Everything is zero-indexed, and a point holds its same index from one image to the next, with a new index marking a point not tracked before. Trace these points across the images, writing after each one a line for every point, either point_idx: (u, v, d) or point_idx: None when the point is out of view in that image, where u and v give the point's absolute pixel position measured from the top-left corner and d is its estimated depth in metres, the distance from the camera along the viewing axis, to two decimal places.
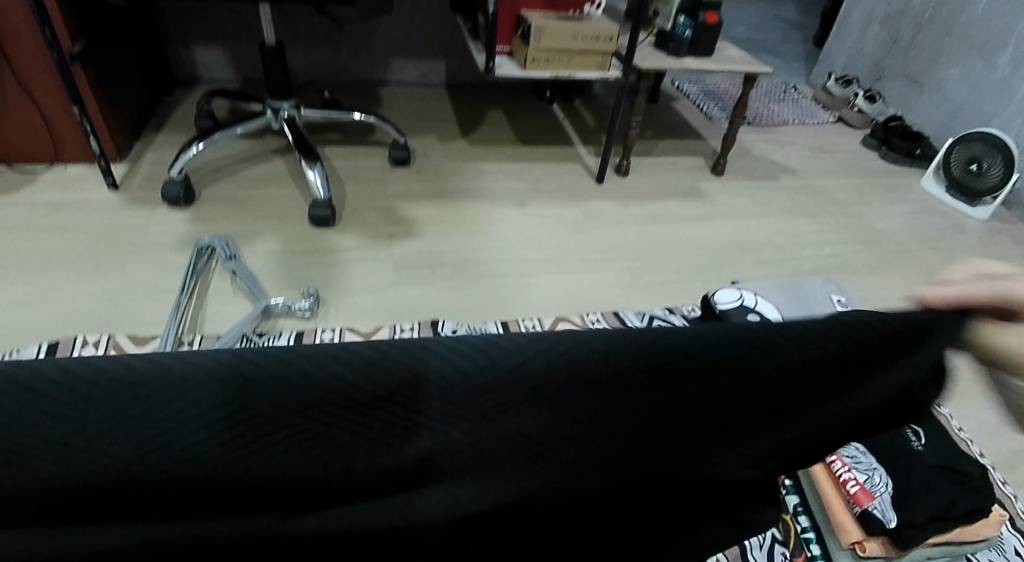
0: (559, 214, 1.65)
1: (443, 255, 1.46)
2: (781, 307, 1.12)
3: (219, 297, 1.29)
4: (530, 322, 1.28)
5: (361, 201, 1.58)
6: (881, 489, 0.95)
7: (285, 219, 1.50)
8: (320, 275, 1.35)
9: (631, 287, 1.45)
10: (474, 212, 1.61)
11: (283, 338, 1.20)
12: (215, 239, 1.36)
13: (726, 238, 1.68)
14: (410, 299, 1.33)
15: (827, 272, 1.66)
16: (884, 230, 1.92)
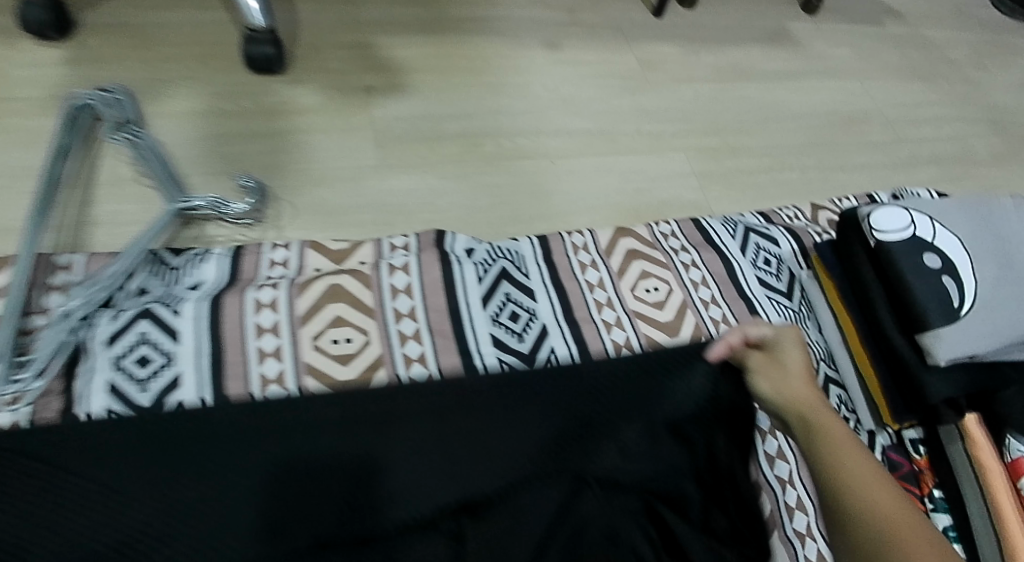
0: (607, 64, 1.17)
1: (445, 124, 1.01)
2: (969, 243, 0.76)
3: (114, 187, 0.85)
4: (579, 235, 0.88)
5: (322, 30, 1.07)
6: None
7: (209, 58, 1.00)
8: (266, 153, 0.91)
9: (708, 179, 1.05)
10: (489, 56, 1.12)
11: (212, 257, 0.78)
12: (91, 94, 0.86)
13: (824, 110, 1.25)
14: (403, 195, 0.91)
15: (947, 162, 1.26)
16: (1007, 102, 1.49)
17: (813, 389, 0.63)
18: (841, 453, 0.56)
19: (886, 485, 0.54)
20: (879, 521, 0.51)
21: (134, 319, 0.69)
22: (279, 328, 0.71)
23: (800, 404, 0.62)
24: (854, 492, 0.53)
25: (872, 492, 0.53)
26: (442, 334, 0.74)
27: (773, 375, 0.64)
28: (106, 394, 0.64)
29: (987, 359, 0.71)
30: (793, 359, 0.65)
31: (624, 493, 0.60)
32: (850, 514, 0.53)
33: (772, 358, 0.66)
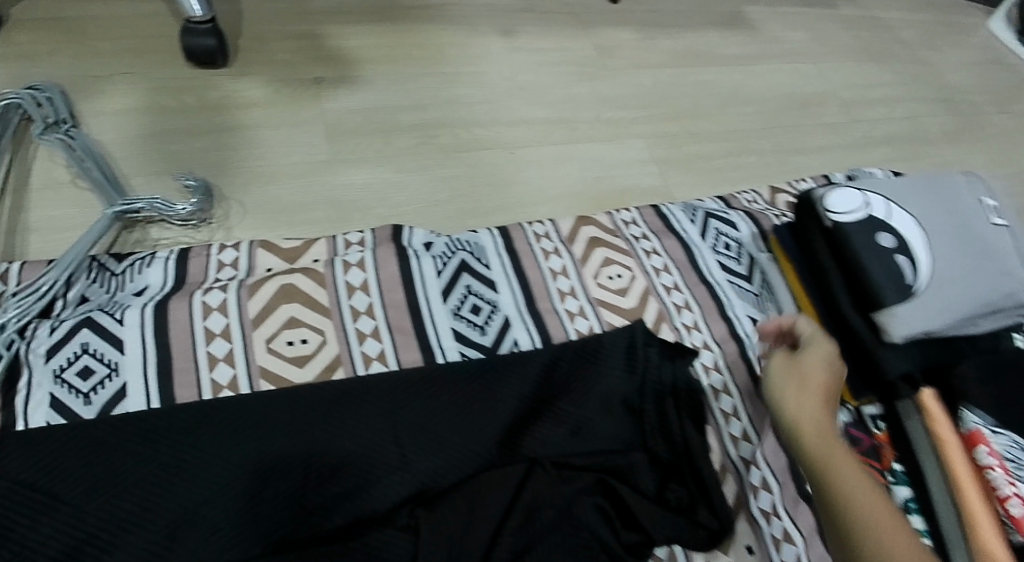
0: (564, 51, 1.16)
1: (400, 115, 0.98)
2: (923, 218, 0.76)
3: (49, 191, 0.81)
4: (539, 226, 0.87)
5: (267, 21, 1.03)
6: None
7: (149, 52, 0.96)
8: (212, 150, 0.87)
9: (669, 165, 1.05)
10: (444, 45, 1.10)
11: (157, 260, 0.75)
12: (19, 93, 0.82)
13: (780, 93, 1.26)
14: (357, 190, 0.89)
15: (901, 143, 1.28)
16: (957, 83, 1.52)
17: (826, 408, 0.60)
18: (849, 473, 0.54)
19: (878, 496, 0.52)
20: (880, 536, 0.49)
21: (75, 329, 0.66)
22: (230, 332, 0.69)
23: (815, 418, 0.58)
24: (850, 514, 0.51)
25: (865, 506, 0.51)
26: (402, 330, 0.73)
27: (781, 391, 0.62)
28: (48, 408, 0.61)
29: (943, 334, 0.72)
30: (816, 370, 0.62)
31: (584, 462, 0.68)
32: (848, 537, 0.51)
33: (793, 360, 0.64)
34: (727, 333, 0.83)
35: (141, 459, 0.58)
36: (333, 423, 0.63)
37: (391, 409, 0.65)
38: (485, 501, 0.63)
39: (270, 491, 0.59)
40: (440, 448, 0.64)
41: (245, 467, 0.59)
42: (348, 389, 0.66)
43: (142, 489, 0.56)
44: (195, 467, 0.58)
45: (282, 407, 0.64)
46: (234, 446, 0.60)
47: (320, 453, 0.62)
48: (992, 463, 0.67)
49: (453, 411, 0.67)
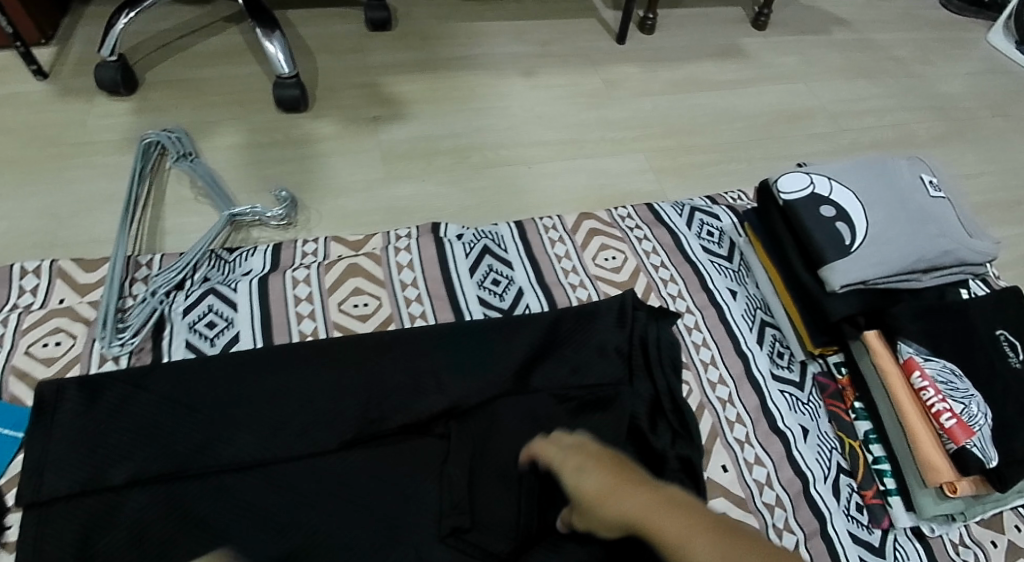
0: (575, 84, 1.38)
1: (438, 141, 1.22)
2: (864, 194, 0.92)
3: (178, 205, 1.08)
4: (549, 220, 1.07)
5: (336, 75, 1.31)
6: (980, 420, 0.78)
7: (246, 104, 1.24)
8: (295, 172, 1.13)
9: (665, 173, 1.25)
10: (476, 85, 1.34)
11: (259, 251, 0.99)
12: (159, 135, 1.11)
13: (769, 109, 1.44)
14: (404, 198, 1.12)
15: (886, 147, 1.43)
16: (950, 91, 1.65)
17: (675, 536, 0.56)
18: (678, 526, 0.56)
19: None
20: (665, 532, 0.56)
21: (203, 295, 0.91)
22: (313, 297, 0.91)
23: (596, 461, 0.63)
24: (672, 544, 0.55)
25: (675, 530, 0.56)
26: (439, 296, 0.94)
27: (595, 506, 0.60)
28: (185, 348, 0.86)
29: (882, 285, 0.86)
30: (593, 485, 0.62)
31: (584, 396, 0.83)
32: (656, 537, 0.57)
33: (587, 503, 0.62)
34: (708, 301, 1.00)
35: (248, 383, 0.80)
36: (388, 360, 0.83)
37: (430, 350, 0.85)
38: (505, 426, 0.80)
39: (339, 407, 0.79)
40: (467, 379, 0.82)
41: (324, 393, 0.80)
42: (398, 336, 0.86)
43: (249, 402, 0.78)
44: (288, 391, 0.80)
45: (349, 349, 0.84)
46: (315, 375, 0.81)
47: (379, 382, 0.81)
48: (925, 385, 0.80)
49: (478, 353, 0.85)
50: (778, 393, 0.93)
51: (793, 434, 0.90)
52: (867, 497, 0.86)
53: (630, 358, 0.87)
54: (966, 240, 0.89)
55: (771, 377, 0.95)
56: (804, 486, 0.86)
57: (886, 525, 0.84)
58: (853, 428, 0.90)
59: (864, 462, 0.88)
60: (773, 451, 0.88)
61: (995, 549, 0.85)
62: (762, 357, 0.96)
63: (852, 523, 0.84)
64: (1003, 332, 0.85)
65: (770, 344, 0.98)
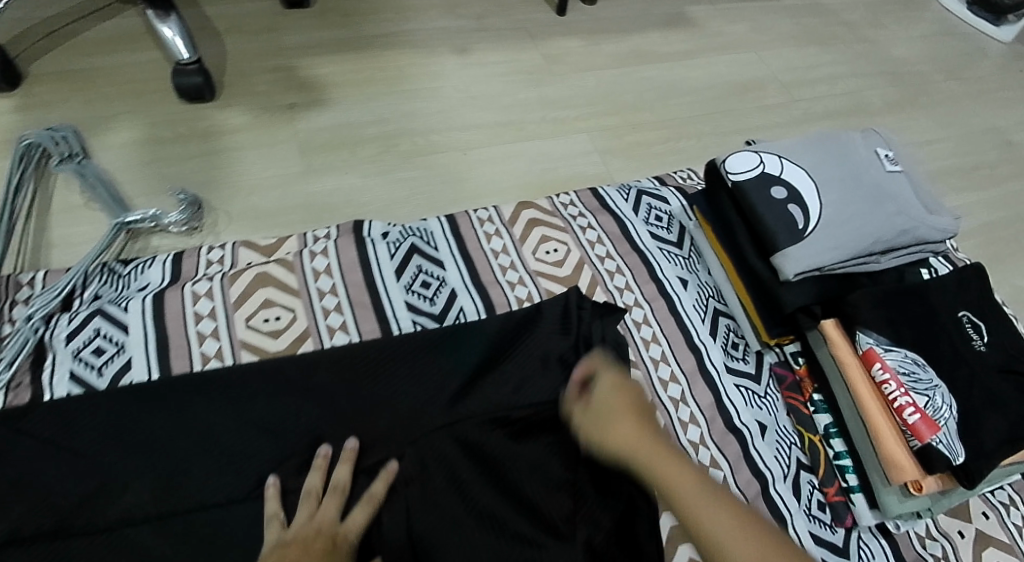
0: (513, 61, 1.29)
1: (364, 128, 1.12)
2: (817, 171, 0.85)
3: (67, 213, 0.96)
4: (485, 212, 0.98)
5: (248, 59, 1.18)
6: (946, 414, 0.72)
7: (147, 96, 1.11)
8: (202, 170, 1.02)
9: (611, 154, 1.17)
10: (405, 65, 1.23)
11: (157, 262, 0.89)
12: (40, 134, 0.98)
13: (719, 81, 1.36)
14: (326, 193, 1.02)
15: (840, 116, 1.38)
16: (902, 56, 1.60)
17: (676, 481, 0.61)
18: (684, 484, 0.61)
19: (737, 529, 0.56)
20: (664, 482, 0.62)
21: (89, 318, 0.79)
22: (216, 313, 0.81)
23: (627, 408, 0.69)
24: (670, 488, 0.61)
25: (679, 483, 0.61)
26: (361, 304, 0.84)
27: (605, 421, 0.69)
28: (69, 380, 0.75)
29: (840, 270, 0.80)
30: (612, 402, 0.70)
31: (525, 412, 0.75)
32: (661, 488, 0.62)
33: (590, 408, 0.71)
34: (657, 292, 0.93)
35: (141, 418, 0.71)
36: (300, 383, 0.75)
37: (350, 368, 0.76)
38: (439, 450, 0.70)
39: (247, 444, 0.70)
40: (390, 402, 0.74)
41: (230, 425, 0.71)
42: (314, 354, 0.77)
43: (144, 440, 0.69)
44: (187, 426, 0.71)
45: (255, 374, 0.75)
46: (219, 406, 0.72)
47: (294, 408, 0.73)
48: (886, 377, 0.74)
49: (405, 368, 0.77)
50: (733, 387, 0.87)
51: (750, 432, 0.83)
52: (829, 494, 0.81)
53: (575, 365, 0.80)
54: (924, 215, 0.83)
55: (726, 370, 0.88)
56: (763, 487, 0.79)
57: (849, 523, 0.79)
58: (812, 422, 0.85)
59: (825, 457, 0.82)
60: (729, 453, 0.81)
61: (963, 539, 0.80)
62: (716, 349, 0.89)
63: (813, 523, 0.78)
64: (964, 313, 0.80)
65: (724, 335, 0.91)
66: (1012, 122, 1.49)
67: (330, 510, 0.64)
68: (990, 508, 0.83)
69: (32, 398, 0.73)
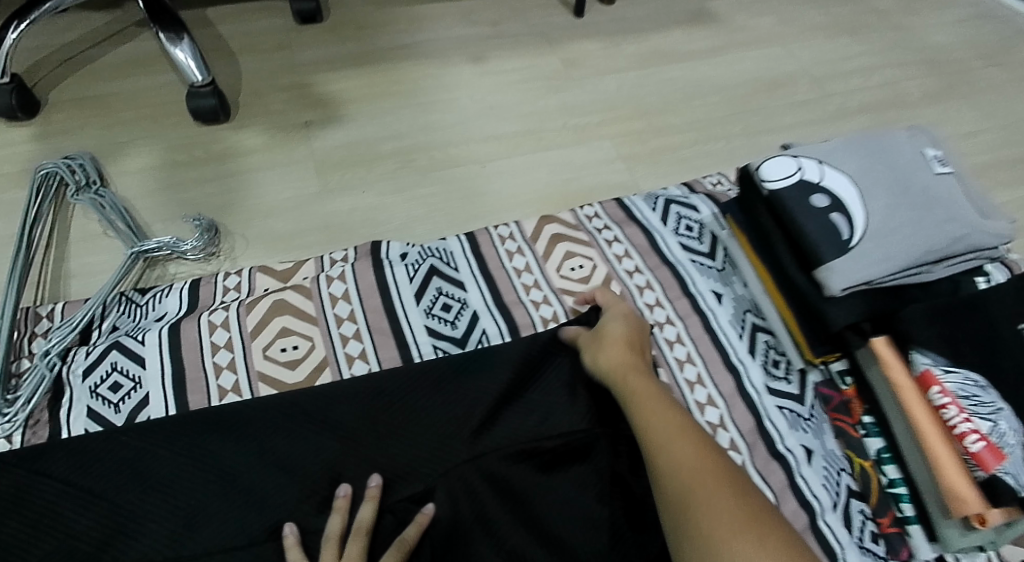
0: (530, 67, 1.25)
1: (380, 144, 1.09)
2: (859, 177, 0.79)
3: (85, 242, 0.95)
4: (506, 228, 0.95)
5: (262, 78, 1.17)
6: (1013, 440, 0.66)
7: (161, 119, 1.10)
8: (218, 194, 1.01)
9: (635, 161, 1.12)
10: (420, 76, 1.20)
11: (174, 291, 0.87)
12: (56, 163, 0.97)
13: (746, 78, 1.30)
14: (342, 213, 0.99)
15: (876, 110, 1.31)
16: (940, 43, 1.51)
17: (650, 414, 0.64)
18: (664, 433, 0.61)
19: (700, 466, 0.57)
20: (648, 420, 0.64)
21: (106, 351, 0.78)
22: (233, 343, 0.79)
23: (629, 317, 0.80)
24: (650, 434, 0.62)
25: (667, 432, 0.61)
26: (380, 330, 0.81)
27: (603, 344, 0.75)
28: (86, 417, 0.73)
29: (890, 283, 0.74)
30: (615, 329, 0.77)
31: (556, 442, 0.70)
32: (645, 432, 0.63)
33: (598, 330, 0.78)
34: (690, 308, 0.88)
35: (157, 456, 0.68)
36: (318, 418, 0.72)
37: (369, 401, 0.73)
38: (471, 487, 0.67)
39: (266, 483, 0.67)
40: (411, 439, 0.71)
41: (248, 461, 0.68)
42: (333, 388, 0.75)
43: (161, 479, 0.67)
44: (203, 464, 0.68)
45: (273, 409, 0.72)
46: (236, 442, 0.70)
47: (312, 445, 0.70)
48: (946, 402, 0.69)
49: (425, 399, 0.73)
50: (776, 409, 0.81)
51: (795, 458, 0.78)
52: (884, 525, 0.74)
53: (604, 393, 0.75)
54: (979, 220, 0.77)
55: (767, 391, 0.83)
56: (811, 518, 0.75)
57: (905, 557, 0.72)
58: (863, 447, 0.78)
59: (878, 484, 0.76)
60: (774, 481, 0.77)
61: None
62: (755, 369, 0.84)
63: (867, 558, 0.72)
64: None
65: (763, 352, 0.86)
66: None
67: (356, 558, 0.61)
68: None
69: (50, 436, 0.72)
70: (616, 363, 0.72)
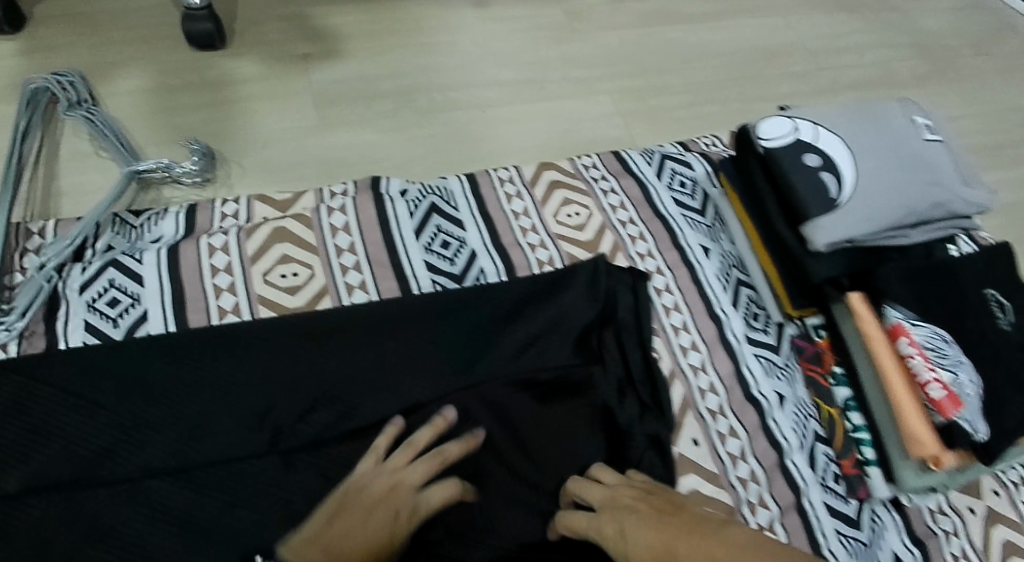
0: (533, 17, 1.24)
1: (380, 83, 1.08)
2: (852, 140, 0.83)
3: (76, 161, 0.93)
4: (505, 173, 0.96)
5: (259, 6, 1.14)
6: (970, 391, 0.72)
7: (155, 42, 1.07)
8: (214, 122, 0.99)
9: (633, 118, 1.14)
10: (422, 17, 1.19)
11: (170, 214, 0.86)
12: (46, 79, 0.94)
13: (745, 46, 1.32)
14: (342, 149, 0.99)
15: (866, 87, 1.34)
16: (931, 27, 1.55)
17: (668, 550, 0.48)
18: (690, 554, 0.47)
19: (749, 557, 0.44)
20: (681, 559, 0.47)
21: (102, 269, 0.78)
22: (232, 268, 0.80)
23: (635, 506, 0.58)
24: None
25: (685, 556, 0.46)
26: (380, 263, 0.83)
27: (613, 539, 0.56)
28: (84, 331, 0.73)
29: (870, 243, 0.78)
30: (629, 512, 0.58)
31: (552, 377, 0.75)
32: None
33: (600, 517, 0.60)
34: (679, 260, 0.92)
35: (159, 371, 0.69)
36: (319, 341, 0.73)
37: (370, 327, 0.75)
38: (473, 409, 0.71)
39: (268, 400, 0.69)
40: (410, 365, 0.73)
41: (251, 379, 0.70)
42: (333, 313, 0.76)
43: (164, 393, 0.68)
44: (205, 380, 0.69)
45: (274, 331, 0.74)
46: (237, 360, 0.71)
47: (313, 368, 0.72)
48: (913, 352, 0.74)
49: (425, 329, 0.76)
50: (753, 357, 0.86)
51: (768, 403, 0.83)
52: (845, 466, 0.80)
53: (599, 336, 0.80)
54: (960, 188, 0.81)
55: (746, 340, 0.87)
56: (779, 457, 0.80)
57: (863, 496, 0.79)
58: (831, 395, 0.84)
59: (842, 430, 0.82)
60: (747, 421, 0.82)
61: (974, 516, 0.81)
62: (736, 319, 0.88)
63: (828, 494, 0.79)
64: (992, 291, 0.79)
65: (745, 305, 0.90)
66: None
67: (412, 479, 0.61)
68: (1000, 486, 0.84)
69: (46, 348, 0.72)
70: (639, 545, 0.53)
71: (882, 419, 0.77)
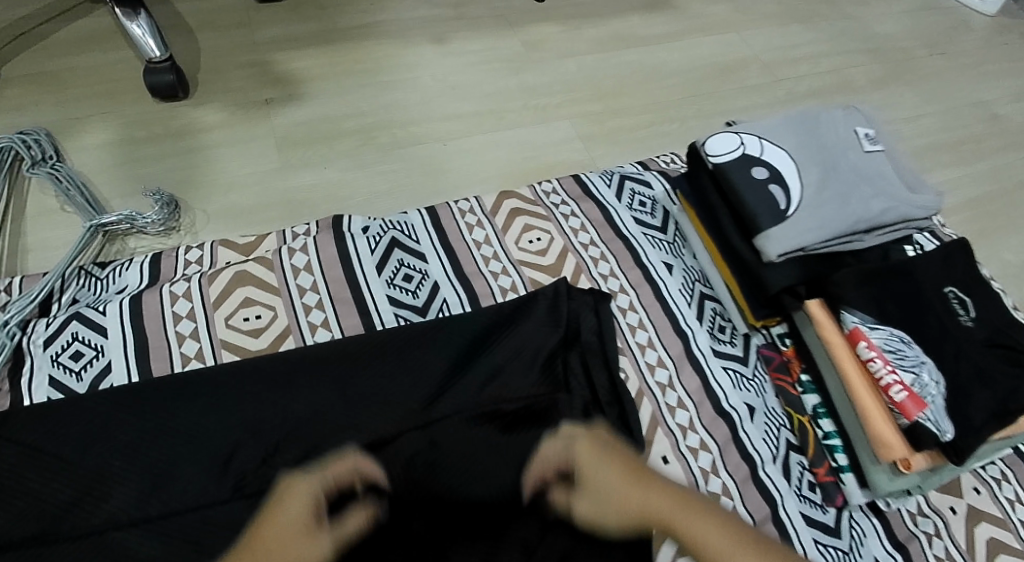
0: (492, 49, 1.27)
1: (343, 122, 1.10)
2: (796, 154, 0.84)
3: (42, 217, 0.94)
4: (466, 203, 0.97)
5: (222, 55, 1.17)
6: (932, 390, 0.72)
7: (120, 96, 1.10)
8: (180, 170, 1.01)
9: (593, 140, 1.16)
10: (382, 55, 1.22)
11: (134, 264, 0.87)
12: (11, 139, 0.96)
13: (702, 63, 1.35)
14: (307, 189, 1.01)
15: (824, 95, 1.37)
16: (885, 32, 1.59)
17: (668, 502, 0.61)
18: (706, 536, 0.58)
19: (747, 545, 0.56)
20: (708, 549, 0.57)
21: (66, 322, 0.78)
22: (195, 313, 0.80)
23: (614, 444, 0.67)
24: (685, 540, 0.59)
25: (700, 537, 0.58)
26: (342, 300, 0.83)
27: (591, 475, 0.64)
28: (47, 387, 0.73)
29: (823, 250, 0.79)
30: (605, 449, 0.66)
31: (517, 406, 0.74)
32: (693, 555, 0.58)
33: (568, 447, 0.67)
34: (642, 278, 0.93)
35: (121, 421, 0.70)
36: (280, 382, 0.74)
37: (328, 369, 0.75)
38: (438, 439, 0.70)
39: (232, 446, 0.69)
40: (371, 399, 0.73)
41: (213, 425, 0.70)
42: (296, 354, 0.77)
43: (126, 444, 0.68)
44: (167, 429, 0.69)
45: (237, 375, 0.74)
46: (198, 406, 0.71)
47: (275, 410, 0.72)
48: (873, 356, 0.74)
49: (387, 363, 0.76)
50: (720, 370, 0.86)
51: (738, 415, 0.83)
52: (819, 474, 0.80)
53: (563, 358, 0.80)
54: (907, 194, 0.82)
55: (712, 354, 0.88)
56: (751, 470, 0.79)
57: (840, 503, 0.79)
58: (801, 403, 0.84)
59: (814, 437, 0.82)
60: (718, 435, 0.81)
61: (955, 516, 0.80)
62: (702, 333, 0.89)
63: (804, 504, 0.78)
64: (951, 288, 0.80)
65: (710, 318, 0.91)
66: (998, 97, 1.48)
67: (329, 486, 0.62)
68: (981, 483, 0.83)
69: (10, 405, 0.72)
70: (614, 484, 0.63)
71: (852, 426, 0.77)
